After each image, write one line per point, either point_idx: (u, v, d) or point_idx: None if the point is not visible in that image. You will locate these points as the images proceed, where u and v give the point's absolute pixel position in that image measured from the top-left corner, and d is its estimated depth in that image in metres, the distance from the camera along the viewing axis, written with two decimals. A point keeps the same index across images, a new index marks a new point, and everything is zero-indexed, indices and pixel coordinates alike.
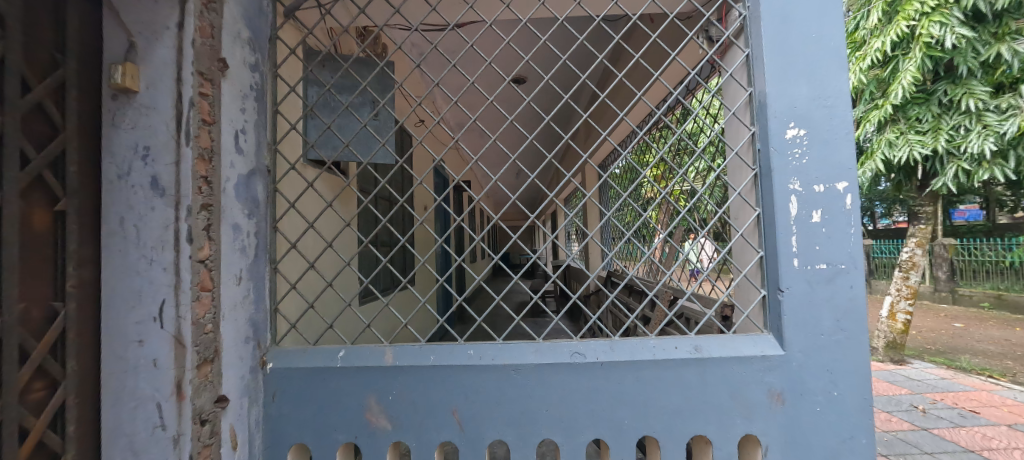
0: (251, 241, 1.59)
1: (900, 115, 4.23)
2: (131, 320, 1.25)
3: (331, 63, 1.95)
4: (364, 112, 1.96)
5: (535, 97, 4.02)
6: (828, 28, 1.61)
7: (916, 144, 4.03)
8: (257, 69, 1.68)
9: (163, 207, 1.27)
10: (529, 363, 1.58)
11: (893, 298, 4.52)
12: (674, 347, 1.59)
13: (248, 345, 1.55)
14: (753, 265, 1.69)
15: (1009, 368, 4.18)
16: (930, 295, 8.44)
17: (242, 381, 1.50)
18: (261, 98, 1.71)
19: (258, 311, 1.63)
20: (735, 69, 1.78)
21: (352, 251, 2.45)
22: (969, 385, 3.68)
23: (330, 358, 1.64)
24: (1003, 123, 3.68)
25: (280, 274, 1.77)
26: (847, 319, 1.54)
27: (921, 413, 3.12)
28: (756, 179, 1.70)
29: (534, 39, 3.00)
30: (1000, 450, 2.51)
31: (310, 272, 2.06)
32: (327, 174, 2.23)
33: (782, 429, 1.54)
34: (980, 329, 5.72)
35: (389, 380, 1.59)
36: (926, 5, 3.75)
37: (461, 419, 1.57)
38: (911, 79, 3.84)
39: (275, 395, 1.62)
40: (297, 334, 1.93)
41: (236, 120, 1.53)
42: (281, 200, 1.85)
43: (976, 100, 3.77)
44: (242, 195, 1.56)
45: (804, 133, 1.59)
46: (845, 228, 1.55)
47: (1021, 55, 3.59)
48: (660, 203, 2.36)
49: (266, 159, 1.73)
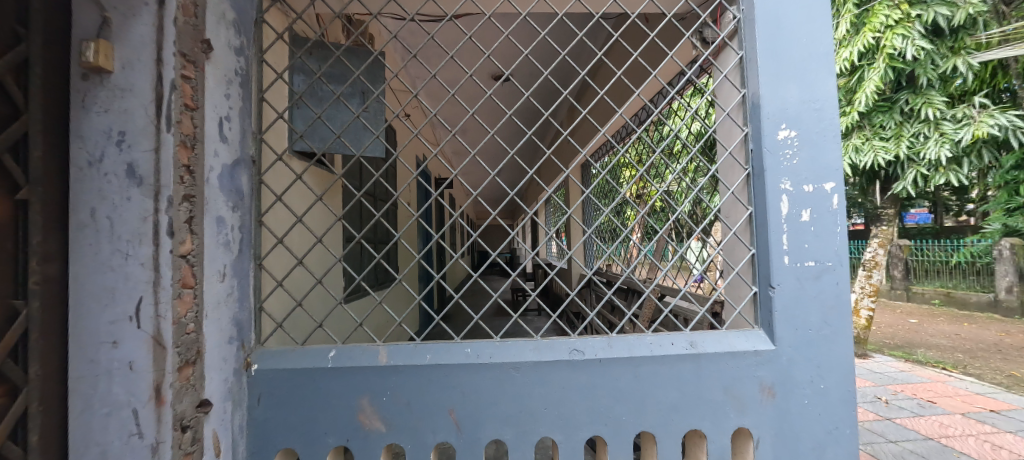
0: (235, 235, 1.51)
1: (866, 122, 4.47)
2: (103, 320, 1.15)
3: (319, 51, 1.87)
4: (355, 104, 1.90)
5: (534, 91, 4.00)
6: (818, 33, 1.67)
7: (880, 150, 4.23)
8: (242, 54, 1.59)
9: (140, 198, 1.17)
10: (528, 361, 1.56)
11: (858, 295, 4.73)
12: (670, 343, 1.61)
13: (232, 346, 1.46)
14: (745, 263, 1.73)
15: (958, 360, 4.49)
16: (887, 293, 8.98)
17: (225, 385, 1.42)
18: (246, 83, 1.62)
19: (242, 309, 1.54)
20: (728, 70, 1.81)
21: (339, 246, 2.36)
22: (925, 377, 3.93)
23: (321, 359, 1.57)
24: (958, 132, 3.93)
25: (266, 271, 1.68)
26: (833, 315, 1.60)
27: (884, 404, 3.30)
28: (749, 179, 1.73)
29: (532, 33, 2.98)
30: (956, 437, 2.69)
31: (296, 269, 1.97)
32: (314, 167, 2.14)
33: (772, 421, 1.58)
34: (931, 324, 6.14)
35: (384, 380, 1.54)
36: (890, 18, 3.96)
37: (458, 420, 1.54)
38: (874, 88, 4.05)
39: (260, 398, 1.53)
40: (283, 333, 1.84)
41: (220, 106, 1.45)
42: (267, 191, 1.76)
43: (935, 110, 4.01)
44: (225, 186, 1.47)
45: (795, 134, 1.64)
46: (831, 227, 1.61)
47: (973, 68, 3.89)
48: (654, 203, 2.39)
49: (251, 148, 1.63)
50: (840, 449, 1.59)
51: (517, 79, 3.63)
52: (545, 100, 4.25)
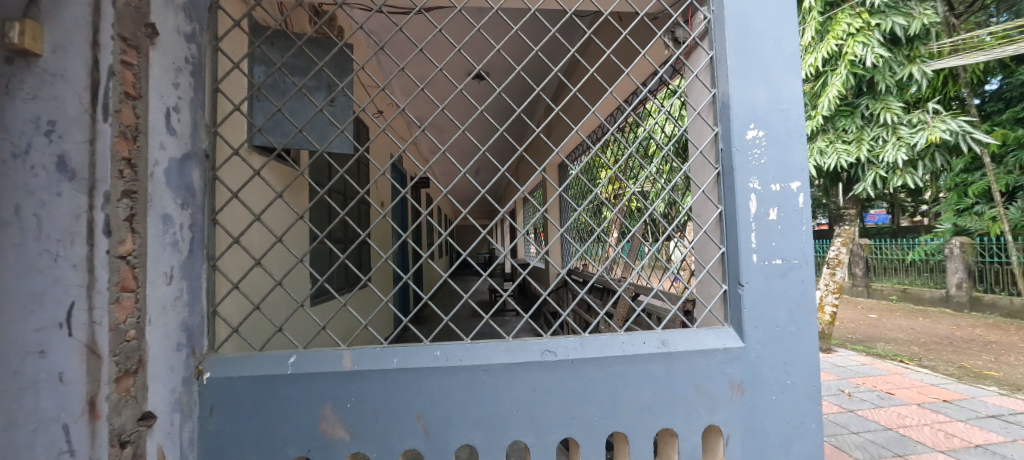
0: (185, 235, 1.41)
1: (829, 126, 4.65)
2: (26, 328, 0.96)
3: (281, 41, 1.77)
4: (320, 97, 1.81)
5: (506, 88, 3.96)
6: (784, 35, 1.70)
7: (843, 153, 4.38)
8: (194, 41, 1.49)
9: (74, 193, 1.04)
10: (499, 363, 1.52)
11: (822, 292, 4.91)
12: (642, 342, 1.61)
13: (181, 353, 1.37)
14: (715, 261, 1.74)
15: (914, 353, 4.73)
16: (849, 289, 9.41)
17: (172, 395, 1.32)
18: (199, 72, 1.52)
19: (192, 314, 1.43)
20: (699, 70, 1.83)
21: (302, 246, 2.27)
22: (884, 369, 4.11)
23: (280, 364, 1.49)
24: (913, 136, 4.12)
25: (221, 272, 1.58)
26: (799, 312, 1.63)
27: (847, 396, 3.43)
28: (719, 178, 1.75)
29: (506, 28, 2.96)
30: (912, 427, 2.81)
31: (254, 270, 1.87)
32: (274, 162, 2.04)
33: (742, 418, 1.60)
34: (889, 319, 6.45)
35: (348, 386, 1.47)
36: (852, 26, 4.12)
37: (426, 425, 1.48)
38: (837, 93, 4.20)
39: (213, 408, 1.44)
40: (240, 339, 1.74)
41: (167, 96, 1.35)
42: (222, 188, 1.65)
43: (892, 114, 4.20)
44: (174, 182, 1.37)
45: (763, 134, 1.66)
46: (797, 225, 1.64)
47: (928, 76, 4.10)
48: (626, 202, 2.39)
49: (203, 142, 1.53)
50: (806, 444, 1.62)
51: (489, 76, 3.57)
52: (518, 97, 4.22)
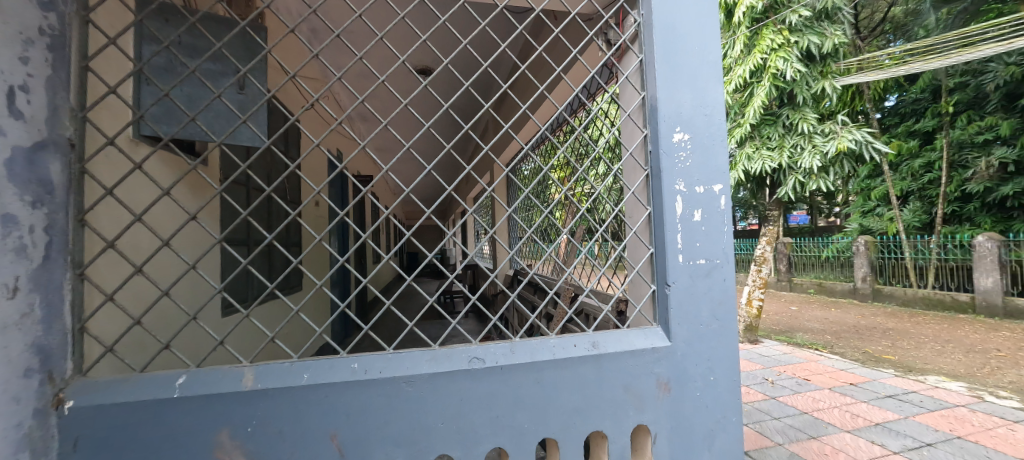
0: (37, 239, 1.18)
1: (756, 134, 5.01)
2: None
3: (173, 16, 1.54)
4: (222, 83, 1.60)
5: (434, 83, 3.85)
6: (708, 42, 1.76)
7: (767, 159, 4.73)
8: (53, 9, 1.25)
9: None
10: (423, 373, 1.42)
11: (751, 287, 5.28)
12: (573, 344, 1.59)
13: (31, 380, 1.14)
14: (644, 262, 1.76)
15: (827, 341, 5.20)
16: (775, 284, 10.24)
17: (17, 432, 1.09)
18: (61, 46, 1.28)
19: (49, 333, 1.20)
20: (630, 73, 1.84)
21: (197, 251, 2.08)
22: (802, 357, 4.46)
23: (165, 388, 1.29)
24: (826, 144, 4.47)
25: (91, 282, 1.34)
26: (721, 311, 1.69)
27: (770, 384, 3.68)
28: (648, 180, 1.77)
29: (432, 19, 2.87)
30: (824, 410, 3.06)
31: (135, 278, 1.68)
32: (161, 152, 1.81)
33: (669, 415, 1.62)
34: (807, 310, 7.05)
35: (248, 408, 1.31)
36: (774, 42, 4.46)
37: (342, 445, 1.35)
38: (761, 103, 4.55)
39: (77, 442, 1.22)
40: (114, 357, 1.56)
41: (10, 72, 1.12)
42: (94, 184, 1.41)
43: (808, 124, 4.59)
44: (20, 176, 1.14)
45: (688, 137, 1.70)
46: (719, 226, 1.70)
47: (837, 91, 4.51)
48: (561, 201, 2.37)
49: (68, 130, 1.29)
50: (727, 437, 1.68)
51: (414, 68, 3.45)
52: (446, 93, 4.13)
